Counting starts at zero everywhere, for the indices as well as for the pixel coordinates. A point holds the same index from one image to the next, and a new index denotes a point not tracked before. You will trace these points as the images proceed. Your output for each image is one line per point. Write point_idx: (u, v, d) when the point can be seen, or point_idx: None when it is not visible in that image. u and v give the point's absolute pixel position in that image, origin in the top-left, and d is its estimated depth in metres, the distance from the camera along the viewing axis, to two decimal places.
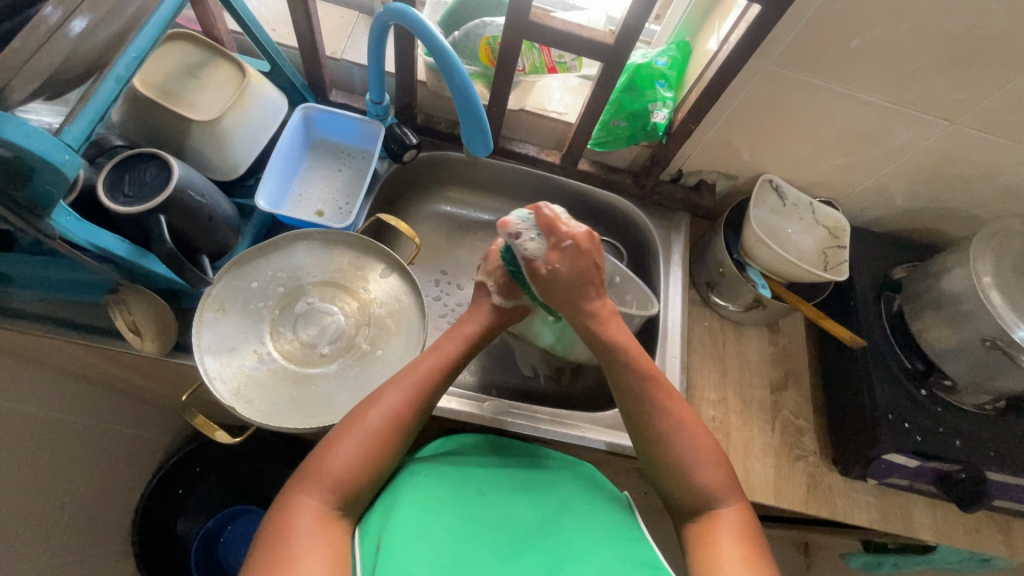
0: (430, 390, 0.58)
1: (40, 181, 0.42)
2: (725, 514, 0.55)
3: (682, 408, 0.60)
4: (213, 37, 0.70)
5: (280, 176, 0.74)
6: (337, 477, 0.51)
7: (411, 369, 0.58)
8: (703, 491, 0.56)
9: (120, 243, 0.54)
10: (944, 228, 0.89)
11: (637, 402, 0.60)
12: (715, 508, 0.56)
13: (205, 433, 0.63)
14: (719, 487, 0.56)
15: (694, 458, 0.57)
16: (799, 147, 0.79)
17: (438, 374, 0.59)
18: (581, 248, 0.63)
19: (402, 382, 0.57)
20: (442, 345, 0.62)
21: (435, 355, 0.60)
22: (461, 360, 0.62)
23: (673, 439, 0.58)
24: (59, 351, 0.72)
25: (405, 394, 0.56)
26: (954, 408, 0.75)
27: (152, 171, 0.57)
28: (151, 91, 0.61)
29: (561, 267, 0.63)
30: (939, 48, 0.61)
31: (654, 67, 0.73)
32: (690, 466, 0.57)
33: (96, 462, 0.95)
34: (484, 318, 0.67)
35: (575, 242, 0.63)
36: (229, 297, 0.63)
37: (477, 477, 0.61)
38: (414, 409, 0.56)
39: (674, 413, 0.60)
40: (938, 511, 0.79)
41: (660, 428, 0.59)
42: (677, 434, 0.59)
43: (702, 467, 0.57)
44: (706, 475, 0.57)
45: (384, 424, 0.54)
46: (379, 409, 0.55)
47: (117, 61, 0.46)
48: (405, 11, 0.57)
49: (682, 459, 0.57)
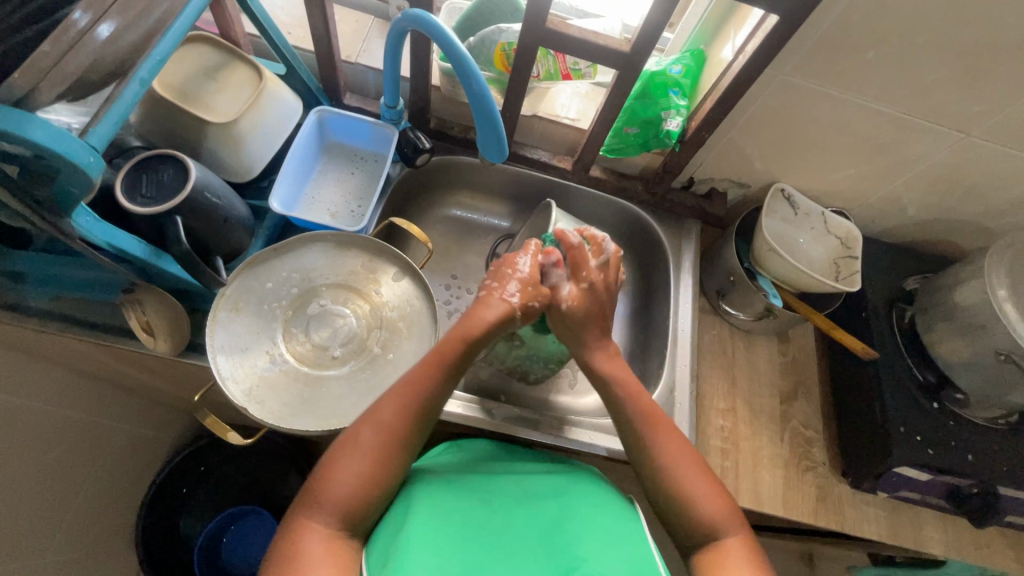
0: (427, 400, 0.55)
1: (63, 181, 0.42)
2: (727, 543, 0.53)
3: (675, 438, 0.60)
4: (231, 39, 0.71)
5: (294, 178, 0.74)
6: (341, 501, 0.49)
7: (405, 380, 0.56)
8: (709, 516, 0.54)
9: (137, 243, 0.55)
10: (957, 241, 0.88)
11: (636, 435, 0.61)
12: (719, 536, 0.54)
13: (215, 433, 0.62)
14: (718, 514, 0.54)
15: (691, 489, 0.56)
16: (811, 156, 0.79)
17: (434, 377, 0.56)
18: (597, 291, 0.66)
19: (399, 395, 0.55)
20: (439, 347, 0.58)
21: (429, 366, 0.57)
22: (460, 364, 0.59)
23: (669, 466, 0.58)
24: (68, 348, 0.72)
25: (402, 407, 0.54)
26: (966, 422, 0.75)
27: (169, 172, 0.57)
28: (170, 92, 0.62)
29: (583, 309, 0.65)
30: (957, 60, 0.61)
31: (668, 75, 0.74)
32: (687, 497, 0.56)
33: (103, 459, 0.95)
34: (492, 315, 0.61)
35: (592, 284, 0.66)
36: (243, 297, 0.63)
37: (479, 486, 0.61)
38: (412, 424, 0.54)
39: (666, 447, 0.59)
40: (948, 525, 0.78)
41: (660, 456, 0.59)
42: (674, 461, 0.58)
43: (700, 494, 0.56)
44: (705, 502, 0.55)
45: (383, 442, 0.52)
46: (376, 428, 0.52)
47: (141, 64, 0.46)
48: (425, 16, 0.58)
49: (685, 489, 0.56)
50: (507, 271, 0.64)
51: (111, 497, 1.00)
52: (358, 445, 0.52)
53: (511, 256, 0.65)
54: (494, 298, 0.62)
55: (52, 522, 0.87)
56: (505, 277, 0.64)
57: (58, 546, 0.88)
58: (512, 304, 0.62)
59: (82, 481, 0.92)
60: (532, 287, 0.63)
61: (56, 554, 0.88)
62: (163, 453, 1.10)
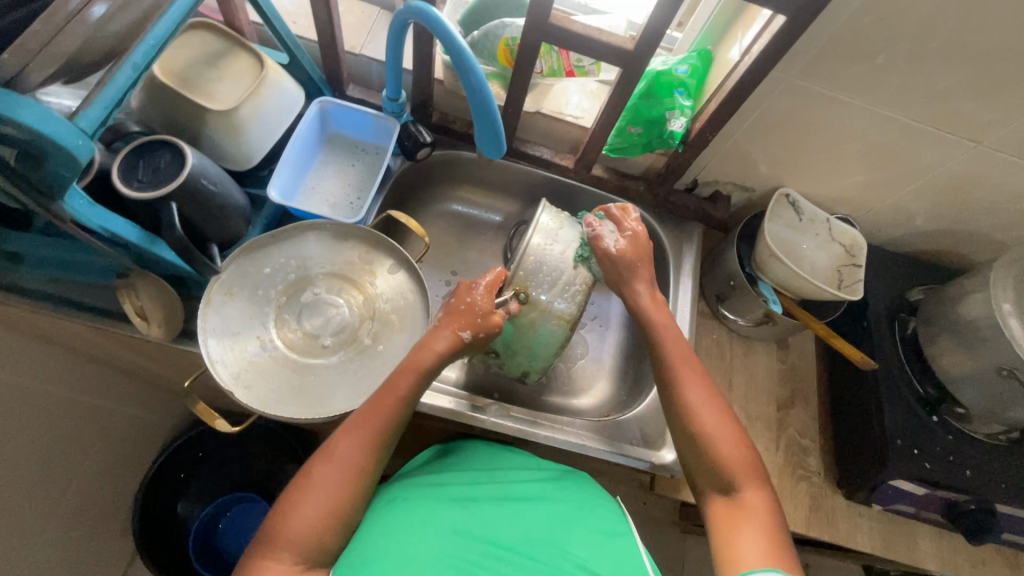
0: (382, 430, 0.55)
1: (52, 165, 0.42)
2: (748, 500, 0.55)
3: (705, 385, 0.61)
4: (235, 27, 0.71)
5: (294, 167, 0.74)
6: (302, 537, 0.49)
7: (362, 414, 0.56)
8: (724, 471, 0.56)
9: (131, 228, 0.54)
10: (967, 252, 0.86)
11: (666, 386, 0.63)
12: (738, 489, 0.56)
13: (204, 420, 0.62)
14: (736, 467, 0.56)
15: (712, 440, 0.58)
16: (818, 162, 0.78)
17: (393, 407, 0.56)
18: (641, 239, 0.70)
19: (354, 429, 0.55)
20: (393, 381, 0.57)
21: (383, 399, 0.56)
22: (413, 393, 0.58)
23: (692, 409, 0.60)
24: (65, 329, 0.72)
25: (356, 443, 0.54)
26: (965, 437, 0.73)
27: (166, 158, 0.57)
28: (171, 78, 0.62)
29: (628, 251, 0.68)
30: (968, 69, 0.59)
31: (674, 74, 0.72)
32: (710, 449, 0.58)
33: (99, 441, 0.96)
34: (441, 346, 0.60)
35: (636, 233, 0.70)
36: (238, 281, 0.63)
37: (460, 492, 0.61)
38: (370, 457, 0.54)
39: (693, 393, 0.61)
40: (944, 541, 0.77)
41: (693, 405, 0.60)
42: (706, 413, 0.59)
43: (723, 445, 0.57)
44: (723, 453, 0.57)
45: (341, 477, 0.52)
46: (332, 463, 0.53)
47: (135, 48, 0.45)
48: (425, 9, 0.57)
49: (706, 438, 0.58)
50: (461, 307, 0.62)
51: (108, 479, 1.01)
52: (315, 480, 0.52)
53: (462, 283, 0.65)
54: (446, 330, 0.61)
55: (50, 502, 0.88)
56: (455, 309, 0.63)
57: (56, 525, 0.90)
58: (462, 336, 0.61)
59: (79, 462, 0.93)
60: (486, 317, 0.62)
61: (53, 533, 0.89)
62: (159, 437, 1.11)
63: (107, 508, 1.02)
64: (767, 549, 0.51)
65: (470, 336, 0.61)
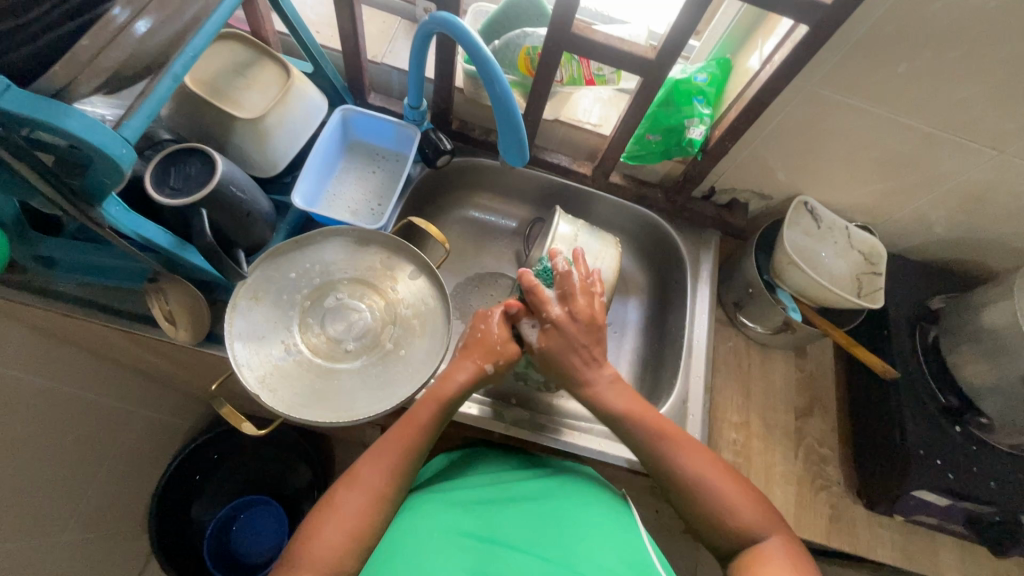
0: (404, 455, 0.57)
1: (97, 172, 0.43)
2: (767, 548, 0.54)
3: (696, 447, 0.60)
4: (261, 37, 0.72)
5: (317, 175, 0.75)
6: (324, 558, 0.50)
7: (384, 440, 0.58)
8: (739, 524, 0.55)
9: (162, 234, 0.55)
10: (987, 261, 0.86)
11: (659, 462, 0.60)
12: (758, 542, 0.54)
13: (231, 423, 0.62)
14: (752, 524, 0.55)
15: (720, 502, 0.56)
16: (836, 170, 0.78)
17: (413, 440, 0.58)
18: (563, 329, 0.63)
19: (376, 457, 0.56)
20: (415, 412, 0.59)
21: (405, 431, 0.58)
22: (434, 425, 0.59)
23: (693, 471, 0.58)
24: (92, 333, 0.74)
25: (378, 468, 0.56)
26: (989, 448, 0.73)
27: (197, 165, 0.58)
28: (201, 88, 0.63)
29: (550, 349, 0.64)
30: (993, 78, 0.59)
31: (693, 83, 0.72)
32: (720, 510, 0.56)
33: (119, 442, 0.97)
34: (462, 378, 0.62)
35: (557, 324, 0.63)
36: (263, 286, 0.64)
37: (476, 498, 0.63)
38: (390, 482, 0.56)
39: (688, 459, 0.59)
40: (966, 552, 0.77)
41: (691, 471, 0.58)
42: (708, 477, 0.58)
43: (733, 503, 0.56)
44: (735, 511, 0.56)
45: (362, 502, 0.54)
46: (354, 490, 0.54)
47: (174, 59, 0.46)
48: (450, 20, 0.58)
49: (716, 502, 0.57)
50: (481, 339, 0.64)
51: (127, 480, 1.02)
52: (337, 506, 0.53)
53: (479, 314, 0.65)
54: (467, 361, 0.63)
55: (72, 503, 0.90)
56: (472, 341, 0.64)
57: (77, 526, 0.91)
58: (484, 368, 0.63)
59: (100, 464, 0.94)
60: (501, 351, 0.63)
61: (74, 533, 0.91)
62: (175, 439, 1.12)
63: (125, 510, 1.03)
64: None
65: (491, 369, 0.63)
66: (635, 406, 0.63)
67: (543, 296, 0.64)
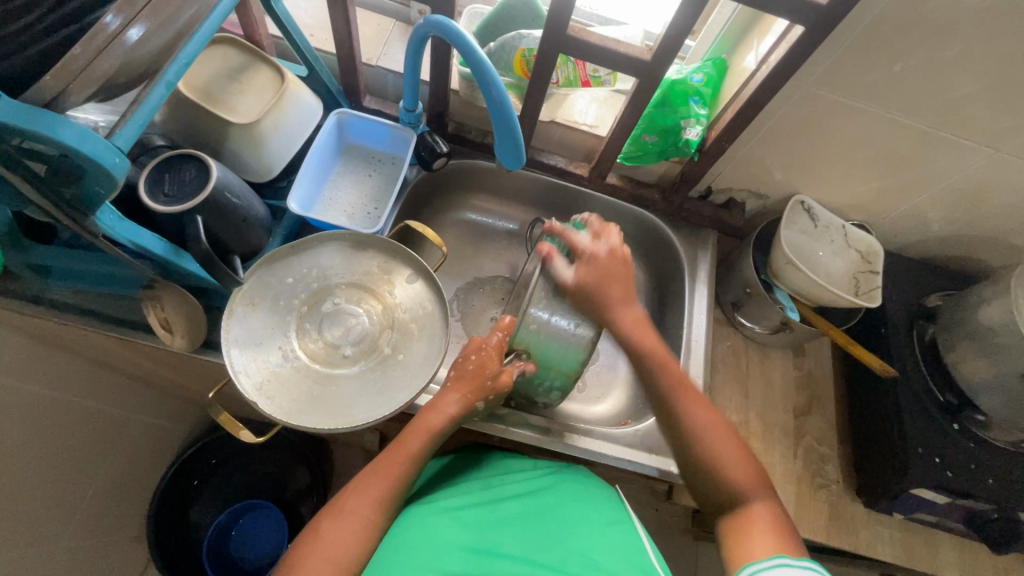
0: (394, 485, 0.57)
1: (90, 181, 0.43)
2: (756, 510, 0.55)
3: (714, 414, 0.62)
4: (255, 41, 0.72)
5: (312, 179, 0.75)
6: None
7: (374, 470, 0.58)
8: (730, 486, 0.57)
9: (158, 242, 0.55)
10: (983, 258, 0.86)
11: (670, 408, 0.62)
12: (747, 503, 0.56)
13: (229, 430, 0.62)
14: (743, 485, 0.57)
15: (720, 457, 0.59)
16: (833, 169, 0.78)
17: (402, 469, 0.58)
18: (602, 261, 0.66)
19: (362, 487, 0.57)
20: (405, 441, 0.59)
21: (394, 462, 0.58)
22: (424, 455, 0.60)
23: (703, 435, 0.60)
24: (87, 340, 0.74)
25: (368, 495, 0.56)
26: (986, 445, 0.73)
27: (192, 171, 0.58)
28: (194, 93, 0.63)
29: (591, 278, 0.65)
30: (988, 76, 0.59)
31: (688, 83, 0.72)
32: (715, 466, 0.59)
33: (116, 449, 0.97)
34: (452, 411, 0.61)
35: (594, 254, 0.66)
36: (260, 292, 0.64)
37: (472, 501, 0.63)
38: (380, 509, 0.56)
39: (699, 418, 0.61)
40: (965, 548, 0.77)
41: (695, 424, 0.61)
42: (708, 434, 0.60)
43: (728, 463, 0.58)
44: (730, 473, 0.58)
45: (353, 527, 0.54)
46: (342, 517, 0.54)
47: (167, 67, 0.46)
48: (445, 23, 0.58)
49: (714, 456, 0.59)
50: (474, 368, 0.62)
51: (125, 487, 1.01)
52: (324, 539, 0.53)
53: (476, 340, 0.64)
54: (456, 393, 0.62)
55: (69, 511, 0.89)
56: (466, 370, 0.62)
57: (75, 534, 0.91)
58: (475, 403, 0.62)
59: (97, 471, 0.93)
60: (495, 387, 0.62)
61: (73, 541, 0.90)
62: (173, 445, 1.12)
63: (124, 516, 1.03)
64: (776, 542, 0.52)
65: (481, 406, 0.62)
66: (654, 347, 0.65)
67: (574, 238, 0.67)
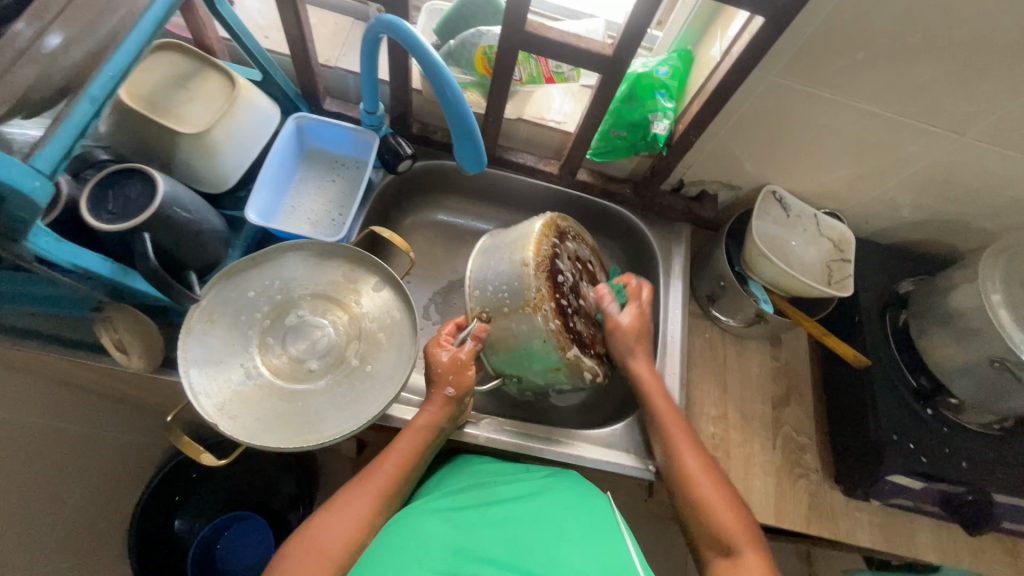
0: (386, 486, 0.60)
1: (11, 209, 0.40)
2: (746, 557, 0.56)
3: (703, 456, 0.65)
4: (205, 45, 0.69)
5: (273, 187, 0.73)
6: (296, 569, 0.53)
7: (367, 472, 0.61)
8: (722, 529, 0.58)
9: (103, 262, 0.53)
10: (952, 241, 0.87)
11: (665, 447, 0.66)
12: (739, 550, 0.57)
13: (189, 453, 0.60)
14: (734, 529, 0.58)
15: (708, 500, 0.60)
16: (802, 159, 0.78)
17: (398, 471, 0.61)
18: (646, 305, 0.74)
19: (355, 488, 0.59)
20: (395, 443, 0.62)
21: (383, 463, 0.62)
22: (413, 456, 0.62)
23: (694, 476, 0.63)
24: (42, 361, 0.71)
25: (359, 495, 0.59)
26: (960, 428, 0.74)
27: (136, 187, 0.55)
28: (139, 102, 0.60)
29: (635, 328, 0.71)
30: (950, 62, 0.59)
31: (654, 76, 0.71)
32: (704, 508, 0.60)
33: (85, 470, 0.94)
34: (430, 409, 0.63)
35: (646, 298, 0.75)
36: (219, 308, 0.62)
37: (454, 503, 0.62)
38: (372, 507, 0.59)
39: (690, 459, 0.64)
40: (942, 530, 0.78)
41: (687, 464, 0.64)
42: (696, 474, 0.63)
43: (718, 507, 0.60)
44: (723, 515, 0.59)
45: (342, 523, 0.57)
46: (332, 513, 0.57)
47: (93, 81, 0.43)
48: (396, 22, 0.56)
49: (701, 498, 0.61)
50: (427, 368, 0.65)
51: None
52: (314, 527, 0.57)
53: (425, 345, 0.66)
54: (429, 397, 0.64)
55: None
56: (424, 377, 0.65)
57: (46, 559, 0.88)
58: (444, 392, 0.63)
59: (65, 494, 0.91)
60: (450, 367, 0.63)
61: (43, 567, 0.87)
62: None
63: None
64: None
65: (452, 390, 0.63)
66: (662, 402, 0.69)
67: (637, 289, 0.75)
